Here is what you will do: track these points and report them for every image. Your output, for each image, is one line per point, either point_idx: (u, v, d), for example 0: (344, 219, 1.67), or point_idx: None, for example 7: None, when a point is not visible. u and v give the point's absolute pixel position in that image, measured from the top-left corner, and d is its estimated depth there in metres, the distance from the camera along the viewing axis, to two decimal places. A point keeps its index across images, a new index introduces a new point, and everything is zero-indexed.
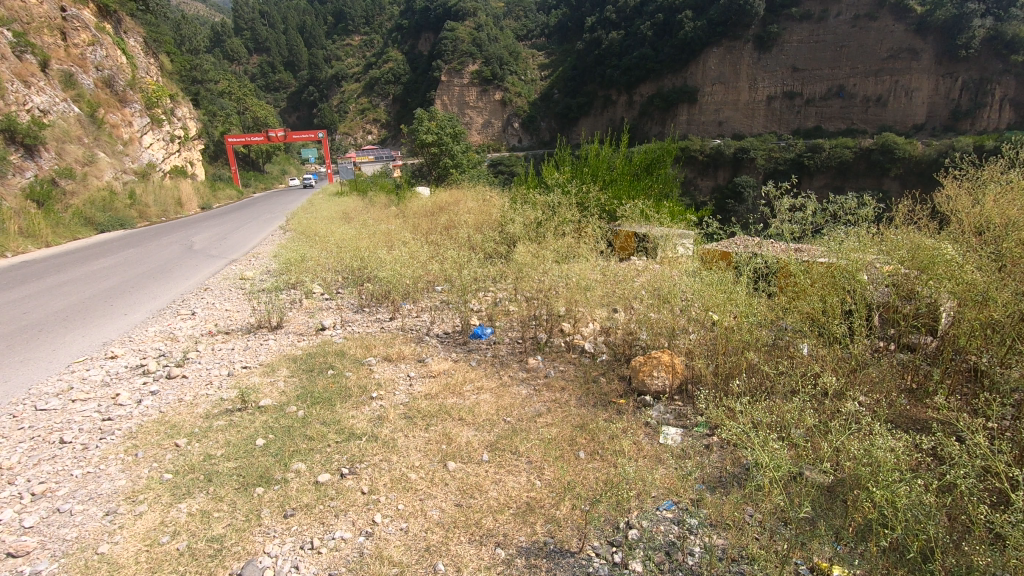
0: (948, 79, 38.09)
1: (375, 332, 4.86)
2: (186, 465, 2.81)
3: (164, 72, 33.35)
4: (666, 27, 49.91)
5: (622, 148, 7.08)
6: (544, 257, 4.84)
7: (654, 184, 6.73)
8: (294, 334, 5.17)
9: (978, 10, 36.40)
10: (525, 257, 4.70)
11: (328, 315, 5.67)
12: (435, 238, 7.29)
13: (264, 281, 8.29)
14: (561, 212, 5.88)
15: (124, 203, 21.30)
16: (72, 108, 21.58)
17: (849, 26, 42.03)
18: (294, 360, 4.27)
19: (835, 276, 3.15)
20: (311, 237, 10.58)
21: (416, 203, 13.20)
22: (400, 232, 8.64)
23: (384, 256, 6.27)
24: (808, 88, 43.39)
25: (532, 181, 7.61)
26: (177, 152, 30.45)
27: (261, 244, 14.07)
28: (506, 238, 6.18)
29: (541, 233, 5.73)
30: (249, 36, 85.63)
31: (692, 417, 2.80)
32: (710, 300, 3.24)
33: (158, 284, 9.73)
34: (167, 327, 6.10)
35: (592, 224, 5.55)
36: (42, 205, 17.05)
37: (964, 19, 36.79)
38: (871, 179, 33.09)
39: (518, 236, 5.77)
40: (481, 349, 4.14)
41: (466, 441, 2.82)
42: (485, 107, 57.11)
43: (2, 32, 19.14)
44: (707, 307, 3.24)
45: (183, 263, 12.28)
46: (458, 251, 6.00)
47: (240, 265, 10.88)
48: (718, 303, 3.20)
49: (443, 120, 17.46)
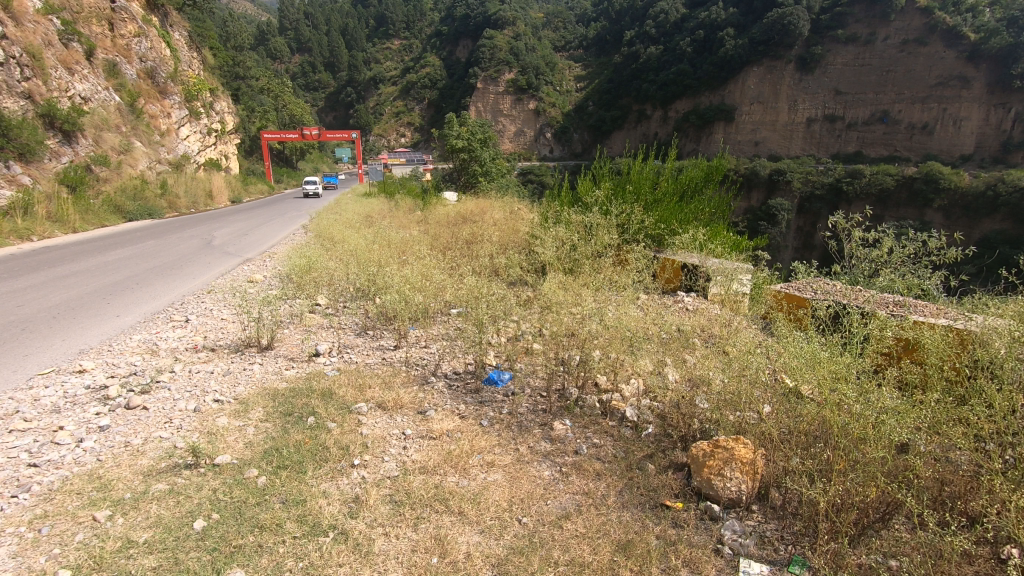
0: (1001, 109, 36.19)
1: (375, 366, 4.15)
2: (92, 559, 2.10)
3: (206, 67, 33.68)
4: (706, 44, 48.96)
5: (667, 164, 6.25)
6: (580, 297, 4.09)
7: (704, 207, 5.91)
8: (284, 358, 4.49)
9: None
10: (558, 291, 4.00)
11: (325, 337, 4.97)
12: (453, 254, 6.63)
13: (268, 288, 7.75)
14: (600, 234, 5.13)
15: (154, 192, 21.28)
16: (114, 97, 21.73)
17: (897, 51, 40.40)
18: (273, 398, 3.58)
19: (998, 369, 2.22)
20: (327, 242, 9.96)
21: (440, 211, 12.62)
22: (419, 243, 8.02)
23: (396, 274, 5.63)
24: (851, 112, 41.87)
25: (564, 194, 6.79)
26: (213, 145, 30.60)
27: (278, 244, 13.62)
28: (534, 265, 5.47)
29: (575, 257, 5.00)
30: (293, 36, 87.09)
31: (781, 550, 2.04)
32: (805, 372, 2.40)
33: (165, 282, 9.27)
34: (152, 337, 5.54)
35: (635, 253, 4.88)
36: (74, 189, 16.97)
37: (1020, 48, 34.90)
38: (913, 210, 31.43)
39: (550, 262, 5.02)
40: (495, 402, 3.37)
41: (465, 552, 2.08)
42: (519, 115, 56.80)
43: (51, 19, 19.28)
44: (803, 383, 2.40)
45: (197, 259, 11.83)
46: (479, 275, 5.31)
47: (252, 267, 10.35)
48: (821, 387, 2.35)
49: (474, 125, 16.86)
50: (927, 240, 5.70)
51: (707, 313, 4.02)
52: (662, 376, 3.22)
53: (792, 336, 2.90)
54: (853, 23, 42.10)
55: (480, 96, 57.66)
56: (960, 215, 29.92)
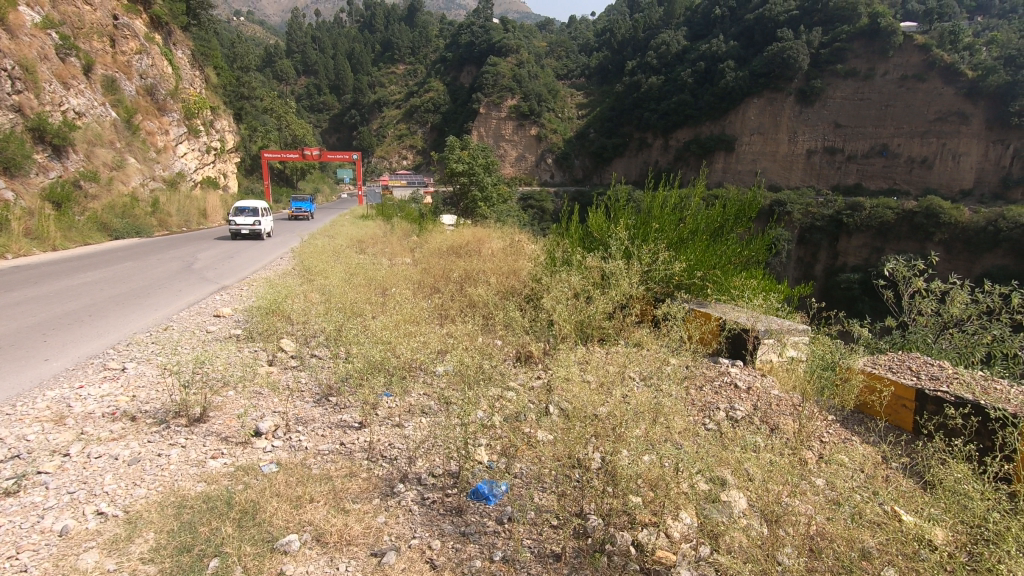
0: (998, 145, 35.92)
1: (327, 458, 3.16)
2: None
3: (209, 85, 33.12)
4: (706, 76, 49.14)
5: (694, 194, 5.32)
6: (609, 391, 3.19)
7: (737, 250, 5.01)
8: (214, 438, 3.49)
9: None
10: (582, 383, 3.04)
11: (273, 406, 3.93)
12: (441, 299, 5.71)
13: (230, 329, 6.75)
14: (622, 286, 4.20)
15: (145, 210, 20.35)
16: (110, 113, 21.06)
17: (896, 86, 40.00)
18: (173, 515, 2.55)
19: None
20: (307, 271, 9.07)
21: (436, 238, 11.86)
22: (403, 280, 7.09)
23: (372, 327, 4.68)
24: (850, 145, 41.58)
25: (574, 228, 5.84)
26: (212, 163, 29.74)
27: (262, 270, 12.69)
28: (543, 319, 4.53)
29: (598, 322, 4.08)
30: (299, 58, 87.62)
31: None
32: None
33: (125, 313, 8.27)
34: (69, 395, 4.49)
35: (671, 315, 3.94)
36: (59, 206, 16.08)
37: (1017, 87, 34.63)
38: (914, 243, 30.63)
39: (564, 321, 4.07)
40: (482, 544, 2.41)
41: None
42: (521, 141, 56.77)
43: (49, 34, 18.77)
44: None
45: (170, 285, 10.86)
46: (471, 335, 4.35)
47: (224, 297, 9.36)
48: None
49: (475, 149, 16.22)
50: (1011, 292, 4.75)
51: (783, 415, 3.08)
52: (739, 516, 2.30)
53: (970, 501, 2.01)
54: (852, 59, 41.67)
55: (483, 121, 57.51)
56: (962, 250, 28.98)
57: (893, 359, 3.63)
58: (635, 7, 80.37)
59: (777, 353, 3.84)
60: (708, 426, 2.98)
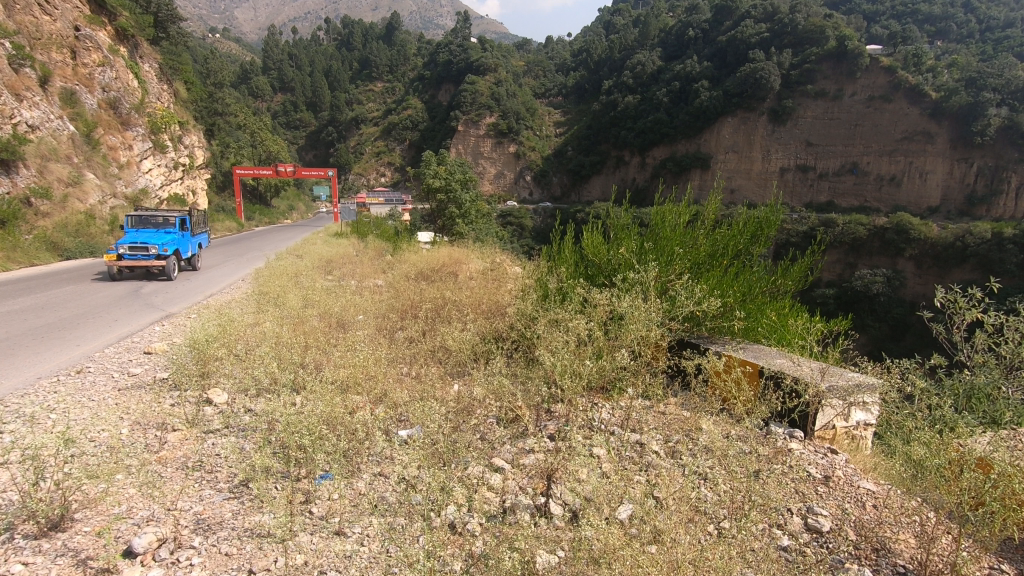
0: (963, 164, 36.42)
1: None
2: None
3: (178, 99, 31.63)
4: (681, 95, 49.50)
5: (708, 211, 4.51)
6: (650, 522, 2.28)
7: (764, 281, 4.17)
8: (69, 560, 2.41)
9: (993, 100, 34.85)
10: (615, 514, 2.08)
11: (165, 510, 2.78)
12: (411, 346, 4.71)
13: (156, 374, 5.57)
14: (645, 332, 3.31)
15: (101, 228, 18.56)
16: (68, 127, 19.65)
17: (863, 106, 40.44)
18: None
19: None
20: (263, 298, 7.98)
21: (411, 258, 10.89)
22: (366, 315, 6.02)
23: (325, 388, 3.72)
24: (821, 163, 41.89)
25: (568, 251, 4.96)
26: (180, 180, 27.94)
27: (218, 295, 11.42)
28: (543, 372, 3.59)
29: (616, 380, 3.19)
30: (276, 75, 86.18)
31: None
32: None
33: (40, 350, 7.00)
34: None
35: (722, 377, 3.03)
36: (3, 225, 14.86)
37: (978, 108, 35.21)
38: (886, 258, 30.54)
39: (571, 384, 3.16)
40: None
41: None
42: (499, 158, 56.42)
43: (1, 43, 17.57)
44: None
45: (109, 312, 9.56)
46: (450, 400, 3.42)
47: (163, 329, 8.09)
48: None
49: (453, 165, 15.29)
50: None
51: (899, 528, 2.21)
52: None
53: None
54: (821, 79, 42.13)
55: (461, 139, 57.06)
56: (932, 265, 28.98)
57: (1006, 439, 2.76)
58: (609, 28, 80.89)
59: (843, 421, 3.03)
60: (796, 559, 2.09)
